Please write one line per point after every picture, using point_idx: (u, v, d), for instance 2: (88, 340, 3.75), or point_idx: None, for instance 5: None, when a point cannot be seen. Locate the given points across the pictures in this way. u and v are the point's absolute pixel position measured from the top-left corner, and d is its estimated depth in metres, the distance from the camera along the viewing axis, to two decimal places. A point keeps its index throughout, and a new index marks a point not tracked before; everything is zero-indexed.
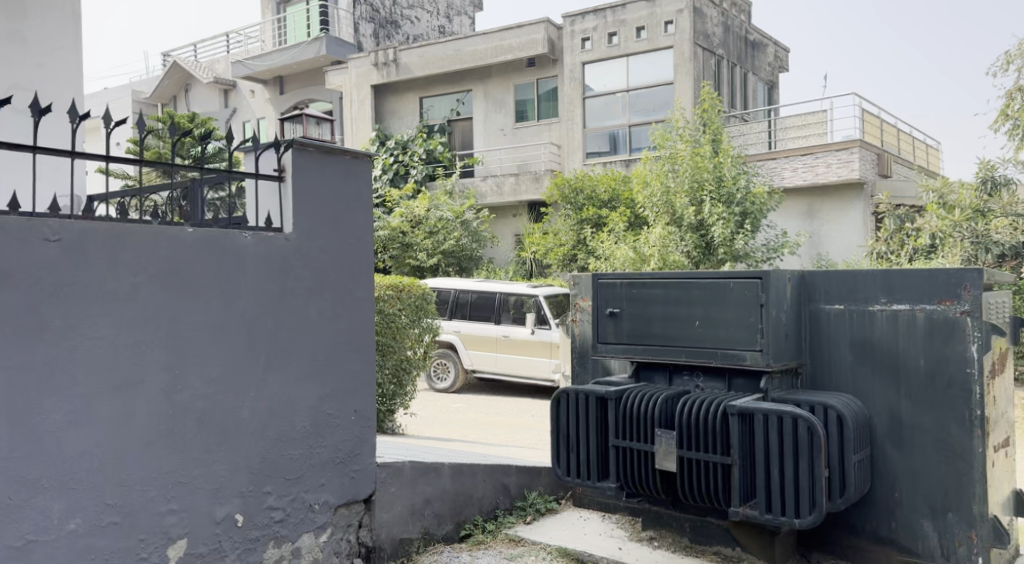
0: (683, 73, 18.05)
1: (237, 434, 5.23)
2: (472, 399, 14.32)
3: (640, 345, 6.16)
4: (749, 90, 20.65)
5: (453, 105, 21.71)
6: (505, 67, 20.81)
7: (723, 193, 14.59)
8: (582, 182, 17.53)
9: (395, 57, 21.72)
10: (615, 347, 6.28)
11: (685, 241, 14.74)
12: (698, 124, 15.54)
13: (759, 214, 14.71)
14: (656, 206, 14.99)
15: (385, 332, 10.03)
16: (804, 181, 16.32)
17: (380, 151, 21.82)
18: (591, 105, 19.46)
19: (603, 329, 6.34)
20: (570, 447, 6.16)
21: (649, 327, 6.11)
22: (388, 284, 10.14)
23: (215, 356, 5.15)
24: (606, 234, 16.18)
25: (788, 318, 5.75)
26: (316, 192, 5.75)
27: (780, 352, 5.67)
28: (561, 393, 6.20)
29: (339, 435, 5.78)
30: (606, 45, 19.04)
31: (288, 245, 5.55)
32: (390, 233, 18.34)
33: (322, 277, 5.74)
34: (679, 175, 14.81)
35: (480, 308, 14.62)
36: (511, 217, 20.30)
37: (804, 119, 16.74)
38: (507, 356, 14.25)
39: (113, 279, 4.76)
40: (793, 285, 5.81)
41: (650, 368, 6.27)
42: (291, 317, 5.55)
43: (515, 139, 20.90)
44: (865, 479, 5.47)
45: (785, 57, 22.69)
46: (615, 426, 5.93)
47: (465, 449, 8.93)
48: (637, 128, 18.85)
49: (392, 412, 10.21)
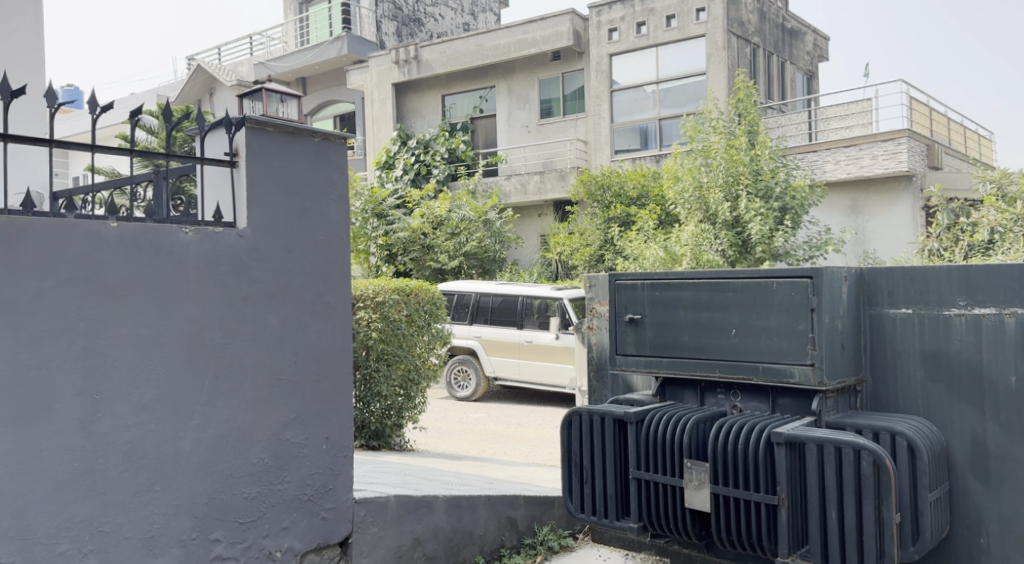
0: (716, 62, 16.96)
1: (176, 472, 4.34)
2: (493, 409, 13.37)
3: (665, 357, 5.20)
4: (786, 80, 19.52)
5: (476, 103, 20.76)
6: (529, 61, 19.86)
7: (760, 188, 13.52)
8: (609, 178, 16.56)
9: (416, 54, 20.84)
10: (635, 360, 5.33)
11: (720, 239, 13.65)
12: (732, 115, 14.45)
13: (801, 209, 13.62)
14: (688, 203, 13.96)
15: (390, 340, 9.06)
16: (847, 174, 15.21)
17: (401, 150, 20.95)
18: (619, 98, 18.45)
19: (622, 337, 5.39)
20: (584, 478, 5.19)
21: (676, 337, 5.14)
22: (394, 289, 9.15)
23: (148, 377, 4.26)
24: (634, 233, 15.18)
25: (845, 325, 4.75)
26: (276, 180, 4.84)
27: (836, 366, 4.67)
28: (572, 414, 5.24)
29: (307, 468, 4.87)
30: (633, 35, 18.03)
31: (241, 242, 4.66)
32: (410, 234, 17.45)
33: (285, 280, 4.83)
34: (713, 169, 13.69)
35: (503, 312, 13.68)
36: (535, 217, 19.33)
37: (846, 108, 15.66)
38: (530, 362, 13.29)
39: (13, 284, 3.91)
40: (849, 283, 4.81)
41: (678, 384, 5.29)
42: (245, 328, 4.64)
43: (540, 136, 19.93)
44: (942, 520, 4.45)
45: (824, 46, 21.49)
46: (637, 455, 4.95)
47: (474, 471, 7.98)
48: (668, 122, 17.80)
49: (400, 427, 9.27)
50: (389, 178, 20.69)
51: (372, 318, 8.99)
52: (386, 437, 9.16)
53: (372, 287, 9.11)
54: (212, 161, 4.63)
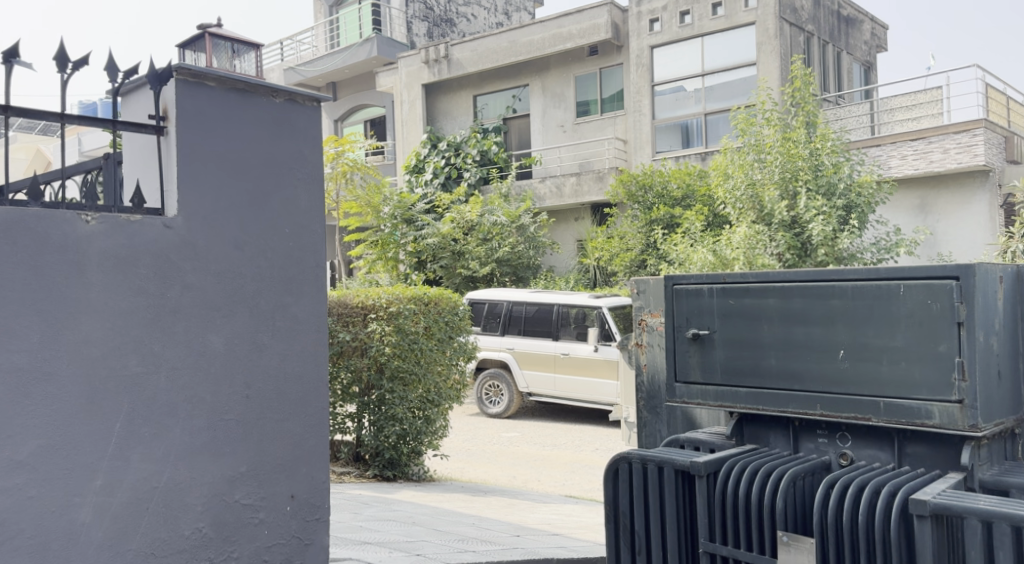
0: (768, 52, 15.27)
1: (67, 553, 3.23)
2: (527, 427, 12.06)
3: (744, 388, 3.92)
4: (843, 71, 17.86)
5: (509, 102, 19.41)
6: (564, 57, 18.45)
7: (822, 184, 11.97)
8: (650, 177, 15.19)
9: (447, 52, 19.58)
10: (702, 390, 4.06)
11: (776, 241, 12.16)
12: (787, 106, 12.87)
13: (867, 207, 12.04)
14: (740, 202, 12.47)
15: (406, 356, 7.75)
16: (914, 170, 13.51)
17: (432, 153, 19.67)
18: (661, 94, 16.85)
19: (683, 361, 4.14)
20: (637, 549, 3.89)
21: (759, 360, 3.87)
22: (411, 298, 7.82)
23: (30, 426, 3.16)
24: (680, 235, 13.79)
25: (1001, 345, 3.44)
26: (218, 153, 3.66)
27: (991, 403, 3.36)
28: (619, 460, 3.94)
29: (262, 539, 3.75)
30: (677, 25, 16.42)
31: (168, 235, 3.50)
32: (439, 240, 16.13)
33: (232, 286, 3.68)
34: (767, 165, 12.18)
35: (538, 322, 12.37)
36: (572, 221, 18.01)
37: (914, 98, 14.01)
38: (566, 377, 11.97)
39: None
40: (1005, 287, 3.52)
41: (761, 422, 3.98)
42: (172, 352, 3.49)
43: (576, 136, 18.47)
44: None
45: (882, 36, 19.77)
46: (710, 520, 3.65)
47: (498, 512, 6.77)
48: (714, 117, 16.15)
49: (418, 454, 7.97)
50: (418, 183, 19.39)
51: (386, 331, 7.67)
52: (402, 467, 7.88)
53: (384, 295, 7.74)
54: (128, 125, 3.48)
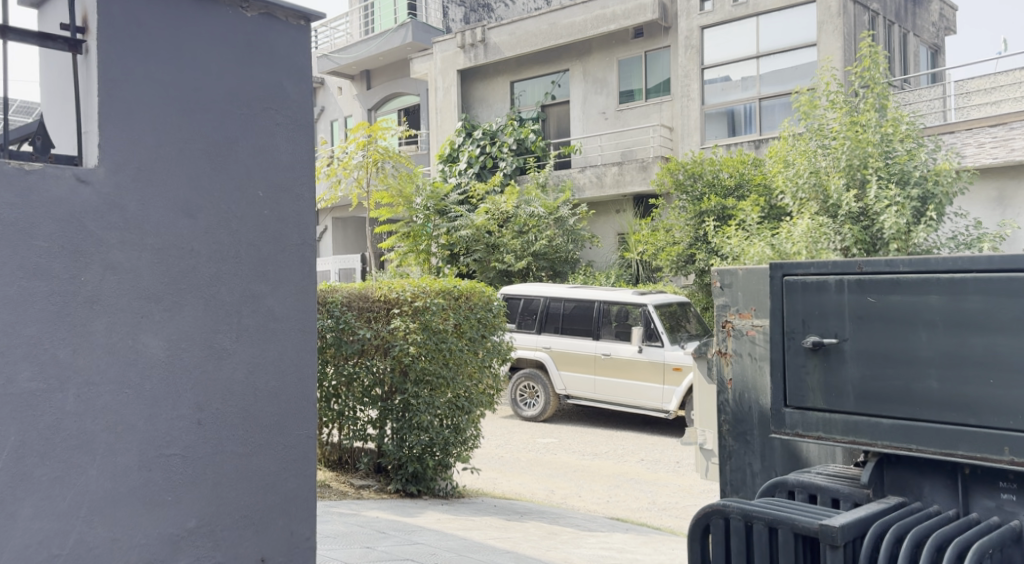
0: (829, 31, 13.78)
1: None
2: (565, 433, 10.96)
3: (892, 421, 2.82)
4: (909, 54, 16.55)
5: (547, 89, 18.26)
6: (607, 39, 17.25)
7: (894, 172, 10.43)
8: (699, 165, 13.93)
9: (484, 36, 18.44)
10: (824, 420, 2.97)
11: (842, 234, 10.64)
12: (854, 87, 11.50)
13: (946, 198, 10.29)
14: (801, 191, 11.05)
15: (432, 357, 6.67)
16: (993, 160, 11.64)
17: (466, 142, 18.52)
18: (710, 80, 15.45)
19: (797, 379, 3.04)
20: None
21: (914, 383, 2.77)
22: (440, 291, 6.76)
23: None
24: (733, 228, 12.61)
25: None
26: (146, 99, 3.37)
27: None
28: (710, 514, 2.94)
29: None
30: (729, 3, 14.96)
31: (85, 191, 3.20)
32: (472, 233, 15.18)
33: (178, 270, 3.40)
34: (832, 152, 10.74)
35: (577, 320, 11.27)
36: (613, 214, 16.87)
37: (993, 80, 12.37)
38: (608, 381, 10.87)
39: None
40: None
41: (908, 464, 2.90)
42: (94, 363, 3.19)
43: (618, 123, 17.21)
44: None
45: (952, 17, 18.41)
46: None
47: (513, 535, 6.00)
48: (769, 102, 14.75)
49: (445, 467, 6.87)
50: (452, 173, 18.27)
51: (410, 329, 6.62)
52: (428, 482, 6.80)
53: (408, 288, 6.70)
54: (37, 34, 3.19)
